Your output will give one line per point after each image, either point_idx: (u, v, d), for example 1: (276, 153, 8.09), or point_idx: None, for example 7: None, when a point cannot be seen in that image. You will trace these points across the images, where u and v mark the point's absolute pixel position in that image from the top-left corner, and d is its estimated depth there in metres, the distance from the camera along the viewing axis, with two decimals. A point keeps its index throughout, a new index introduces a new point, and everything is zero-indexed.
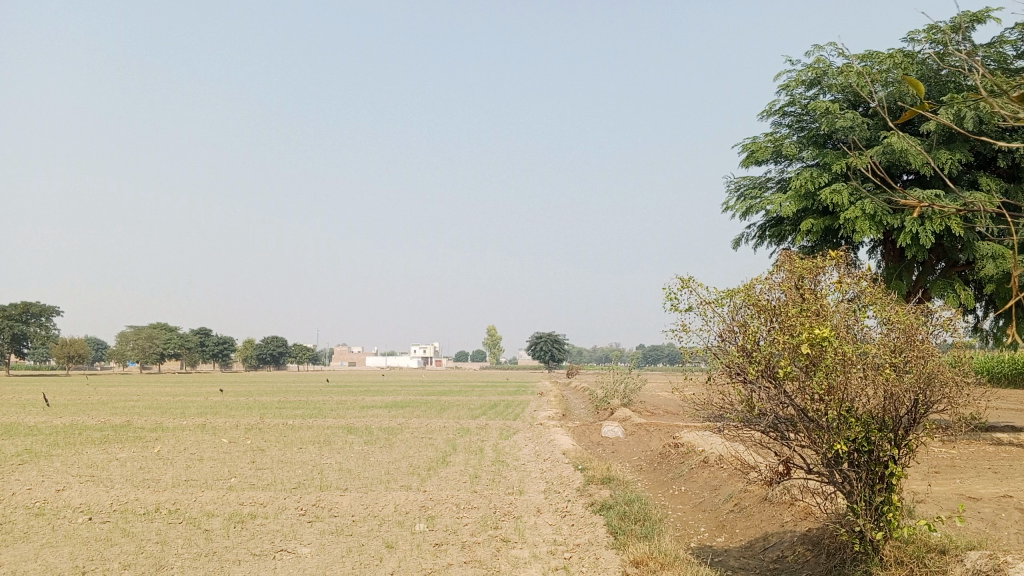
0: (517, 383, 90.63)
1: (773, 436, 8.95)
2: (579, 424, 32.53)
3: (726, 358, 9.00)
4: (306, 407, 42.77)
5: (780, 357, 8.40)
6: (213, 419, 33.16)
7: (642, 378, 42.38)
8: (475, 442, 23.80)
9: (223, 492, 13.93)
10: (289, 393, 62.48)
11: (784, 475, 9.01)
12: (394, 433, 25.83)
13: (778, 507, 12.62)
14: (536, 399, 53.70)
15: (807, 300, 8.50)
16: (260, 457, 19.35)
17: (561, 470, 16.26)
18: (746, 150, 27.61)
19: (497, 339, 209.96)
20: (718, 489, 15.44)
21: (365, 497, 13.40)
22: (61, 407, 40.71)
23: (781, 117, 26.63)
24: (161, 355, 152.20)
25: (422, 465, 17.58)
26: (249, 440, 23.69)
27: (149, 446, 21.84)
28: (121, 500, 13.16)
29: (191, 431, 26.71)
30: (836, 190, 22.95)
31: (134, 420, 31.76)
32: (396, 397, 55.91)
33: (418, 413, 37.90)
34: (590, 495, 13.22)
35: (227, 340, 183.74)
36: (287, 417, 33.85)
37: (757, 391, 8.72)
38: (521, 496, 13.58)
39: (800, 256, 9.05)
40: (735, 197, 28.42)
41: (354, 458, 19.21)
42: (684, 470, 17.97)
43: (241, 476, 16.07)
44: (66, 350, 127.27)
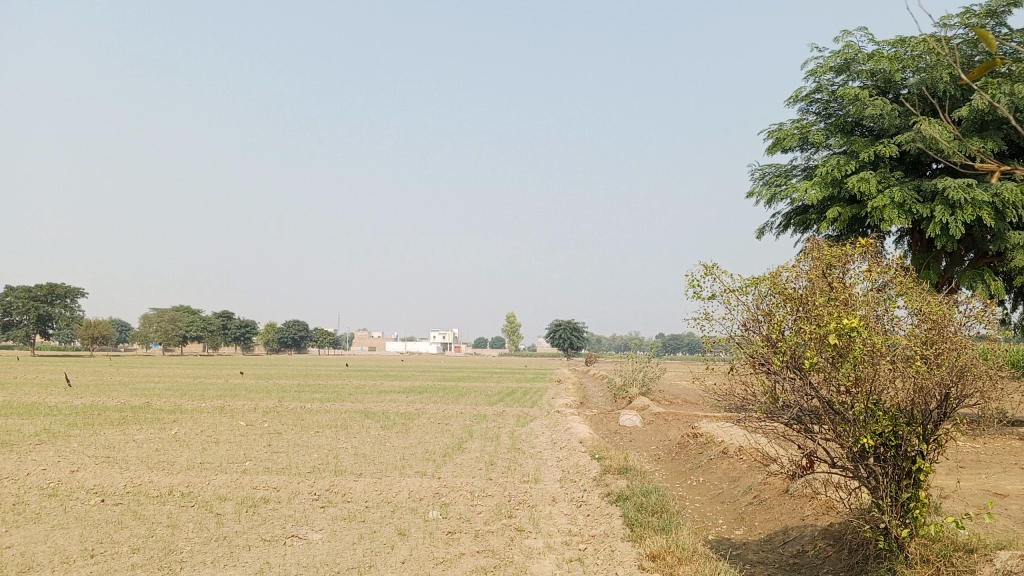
0: (536, 370, 90.64)
1: (797, 428, 8.68)
2: (598, 413, 32.31)
3: (749, 348, 8.77)
4: (324, 391, 42.88)
5: (806, 347, 8.13)
6: (231, 401, 33.29)
7: (661, 367, 42.05)
8: (492, 428, 23.67)
9: (236, 476, 13.86)
10: (309, 376, 62.72)
11: (808, 468, 8.76)
12: (411, 419, 25.76)
13: (799, 500, 12.35)
14: (554, 387, 53.53)
15: (836, 288, 8.21)
16: (276, 441, 19.30)
17: (578, 459, 16.07)
18: (771, 137, 27.16)
19: (516, 325, 209.81)
20: (737, 481, 15.19)
21: (379, 482, 13.28)
22: (83, 387, 41.09)
23: (808, 103, 26.15)
24: (183, 338, 153.54)
25: (437, 451, 17.45)
26: (266, 423, 23.69)
27: (167, 428, 21.90)
28: (135, 482, 13.12)
29: (208, 413, 26.79)
30: (863, 178, 22.53)
31: (153, 402, 31.93)
32: (414, 382, 55.96)
33: (435, 399, 37.88)
34: (607, 484, 13.01)
35: (248, 324, 185.04)
36: (304, 400, 33.90)
37: (782, 382, 8.46)
38: (536, 485, 13.39)
39: (828, 244, 8.77)
40: (759, 185, 28.00)
41: (370, 443, 19.12)
42: (703, 461, 17.73)
43: (256, 459, 16.01)
44: (89, 331, 128.59)
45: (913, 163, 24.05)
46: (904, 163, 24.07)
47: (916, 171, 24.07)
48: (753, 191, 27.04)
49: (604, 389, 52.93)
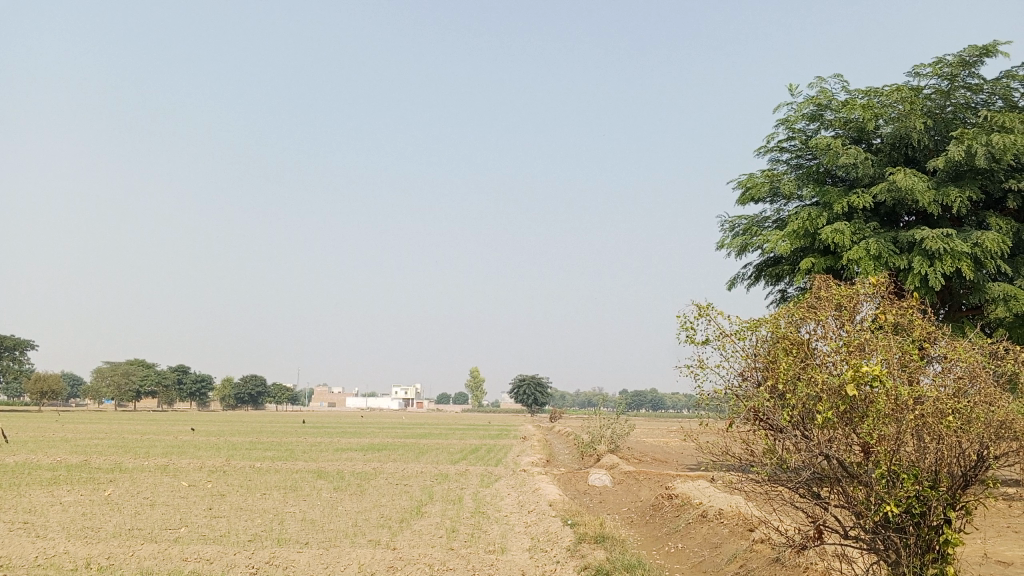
0: (500, 427, 88.49)
1: (805, 493, 7.63)
2: (565, 472, 30.94)
3: (751, 401, 7.83)
4: (278, 448, 40.85)
5: (818, 400, 7.11)
6: (176, 459, 31.27)
7: (629, 424, 40.78)
8: (454, 489, 22.23)
9: (166, 545, 12.32)
10: (262, 433, 60.26)
11: (817, 541, 7.67)
12: (367, 479, 24.21)
13: (794, 571, 11.15)
14: (519, 444, 52.02)
15: (850, 333, 7.27)
16: (218, 504, 17.69)
17: (548, 525, 14.77)
18: (741, 186, 26.71)
19: (481, 381, 207.31)
20: (719, 547, 14.02)
21: (326, 554, 11.82)
22: (18, 444, 38.64)
23: (779, 152, 25.80)
24: (137, 393, 149.29)
25: (394, 517, 15.99)
26: (210, 484, 21.97)
27: (100, 490, 20.10)
28: (48, 553, 11.54)
29: (149, 473, 24.98)
30: (837, 230, 22.00)
31: (92, 460, 29.89)
32: (374, 440, 53.87)
33: (396, 457, 36.17)
34: (582, 556, 11.74)
35: (204, 378, 180.37)
36: (255, 459, 32.09)
37: (789, 441, 7.42)
38: (503, 555, 12.08)
39: (833, 283, 7.96)
40: (730, 235, 27.43)
41: (321, 506, 17.58)
42: (680, 525, 16.52)
43: (192, 525, 14.46)
44: (37, 385, 124.03)
45: (888, 215, 23.64)
46: (879, 215, 23.66)
47: (892, 223, 23.63)
48: (723, 241, 26.45)
49: (570, 446, 51.49)
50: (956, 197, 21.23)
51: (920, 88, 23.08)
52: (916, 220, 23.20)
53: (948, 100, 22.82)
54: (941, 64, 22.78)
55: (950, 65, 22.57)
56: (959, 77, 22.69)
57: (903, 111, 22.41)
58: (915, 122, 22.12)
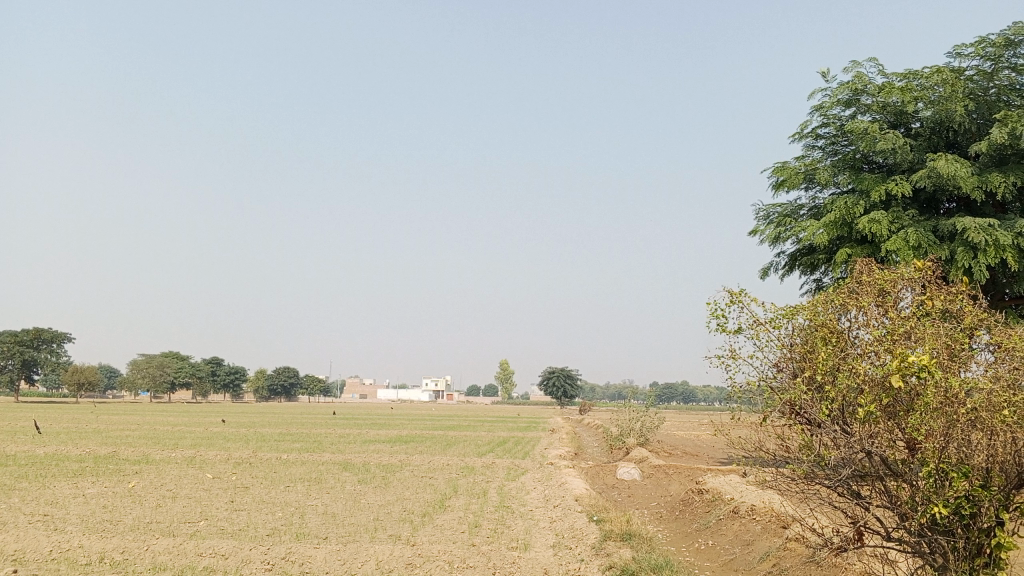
0: (528, 418, 88.08)
1: (846, 492, 7.15)
2: (593, 465, 30.47)
3: (787, 395, 7.37)
4: (306, 440, 40.75)
5: (860, 391, 6.66)
6: (203, 451, 31.26)
7: (659, 416, 40.13)
8: (480, 482, 21.91)
9: (182, 539, 12.05)
10: (291, 425, 60.40)
11: (858, 543, 7.18)
12: (392, 472, 23.95)
13: (830, 571, 10.63)
14: (548, 436, 51.60)
15: (894, 322, 6.78)
16: (240, 497, 17.47)
17: (574, 520, 14.34)
18: (774, 174, 26.03)
19: (510, 373, 207.21)
20: (751, 545, 13.50)
21: (344, 550, 11.49)
22: (49, 434, 38.82)
23: (813, 139, 25.06)
24: (171, 385, 151.21)
25: (416, 511, 15.64)
26: (234, 477, 21.82)
27: (124, 481, 19.99)
28: (62, 547, 11.33)
29: (174, 465, 24.89)
30: (874, 220, 21.28)
31: (120, 451, 29.94)
32: (402, 431, 53.74)
33: (423, 449, 35.91)
34: (607, 555, 11.30)
35: (237, 370, 182.18)
36: (282, 451, 32.01)
37: (828, 436, 6.97)
38: (526, 553, 11.68)
39: (876, 268, 7.48)
40: (763, 224, 26.75)
41: (343, 500, 17.31)
42: (711, 521, 16.00)
43: (211, 518, 14.23)
44: (74, 377, 125.94)
45: (928, 202, 22.84)
46: (919, 202, 22.88)
47: (932, 210, 22.84)
48: (757, 230, 25.78)
49: (599, 439, 50.96)
50: (999, 182, 20.40)
51: (961, 69, 22.24)
52: (957, 207, 22.39)
53: (991, 82, 21.94)
54: (984, 44, 21.91)
55: (993, 44, 21.69)
56: (1003, 57, 21.80)
57: (943, 94, 21.59)
58: (956, 105, 21.28)
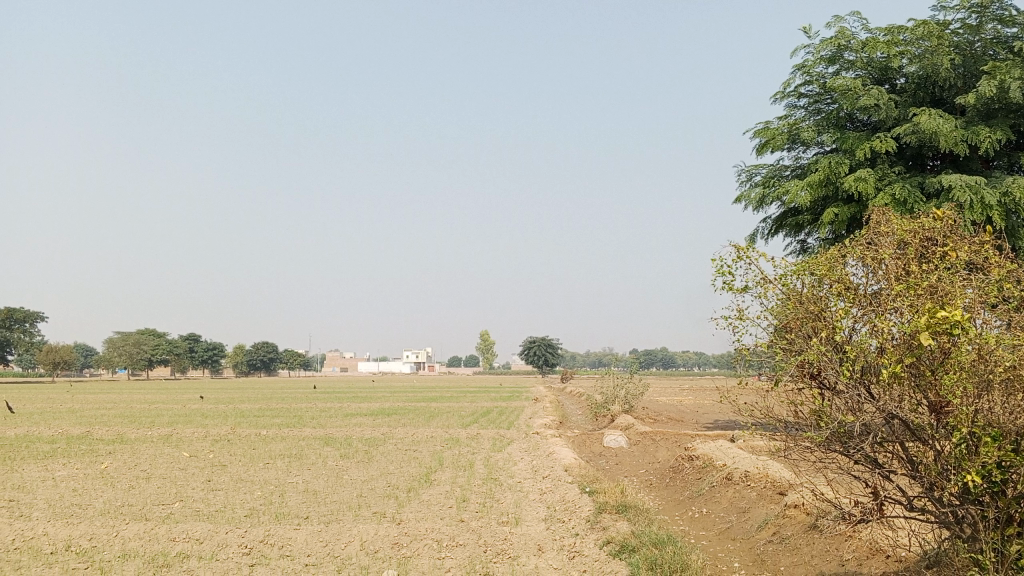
0: (511, 388, 87.87)
1: (866, 460, 6.61)
2: (579, 433, 30.04)
3: (799, 357, 6.81)
4: (287, 415, 40.03)
5: (885, 351, 6.11)
6: (181, 429, 30.49)
7: (644, 383, 39.77)
8: (465, 454, 21.36)
9: (153, 523, 11.40)
10: (272, 400, 59.75)
11: (879, 514, 6.66)
12: (376, 446, 23.37)
13: (834, 540, 10.17)
14: (532, 405, 51.19)
15: (916, 275, 6.21)
16: (218, 476, 16.84)
17: (565, 493, 13.82)
18: (758, 136, 25.45)
19: (491, 344, 207.00)
20: (747, 512, 13.07)
21: (325, 531, 10.90)
22: (22, 415, 37.78)
23: (797, 97, 24.46)
24: (150, 362, 149.59)
25: (401, 486, 15.09)
26: (212, 455, 21.15)
27: (97, 462, 19.27)
28: (24, 536, 10.65)
29: (150, 444, 24.17)
30: (860, 177, 20.76)
31: (95, 431, 29.10)
32: (384, 403, 53.12)
33: (406, 421, 35.30)
34: (603, 529, 10.79)
35: (216, 345, 180.58)
36: (261, 427, 31.30)
37: (847, 400, 6.43)
38: (517, 528, 11.15)
39: (891, 219, 6.91)
40: (748, 187, 26.19)
41: (325, 476, 16.72)
42: (703, 489, 15.57)
43: (187, 500, 13.59)
44: (51, 356, 124.22)
45: (915, 158, 22.37)
46: (905, 158, 22.39)
47: (918, 166, 22.37)
48: (741, 194, 25.23)
49: (583, 407, 50.72)
50: (986, 136, 19.86)
51: (946, 22, 21.63)
52: (944, 162, 21.90)
53: (977, 35, 21.34)
54: None
55: None
56: (990, 8, 21.17)
57: (930, 48, 20.96)
58: (942, 58, 20.69)
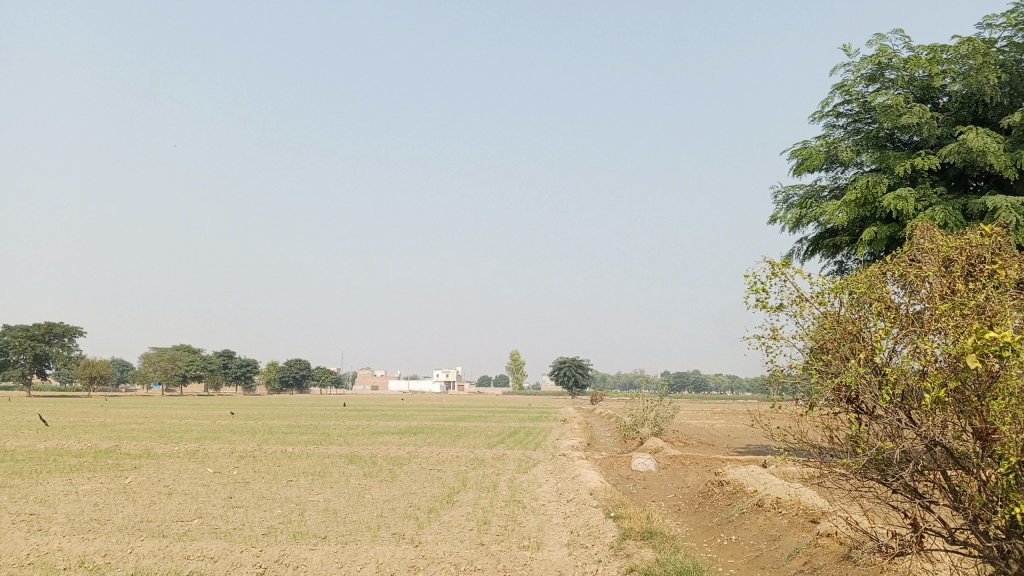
0: (539, 408, 87.32)
1: (908, 488, 6.24)
2: (607, 456, 29.61)
3: (835, 379, 6.49)
4: (313, 432, 40.00)
5: (928, 374, 5.78)
6: (207, 444, 30.52)
7: (673, 405, 39.17)
8: (489, 475, 21.06)
9: (170, 540, 11.25)
10: (300, 417, 59.83)
11: (918, 547, 6.29)
12: (400, 465, 23.15)
13: (868, 571, 9.72)
14: (560, 426, 50.66)
15: (963, 293, 5.88)
16: (239, 493, 16.71)
17: (589, 517, 13.48)
18: (795, 156, 25.04)
19: (521, 364, 206.50)
20: (778, 540, 12.63)
21: (343, 551, 10.66)
22: (53, 429, 38.14)
23: (835, 117, 24.04)
24: (183, 377, 151.15)
25: (422, 507, 14.84)
26: (235, 471, 21.05)
27: (121, 477, 19.24)
28: (40, 550, 10.54)
29: (175, 459, 24.16)
30: (900, 196, 20.28)
31: (123, 445, 29.22)
32: (410, 422, 52.96)
33: (432, 440, 35.07)
34: (627, 556, 10.44)
35: (248, 362, 182.10)
36: (287, 443, 31.23)
37: (888, 425, 6.09)
38: (538, 553, 10.83)
39: (937, 235, 6.60)
40: (783, 207, 25.75)
41: (346, 495, 16.52)
42: (733, 515, 15.13)
43: (206, 517, 13.44)
44: (86, 370, 126.03)
45: (956, 179, 21.83)
46: (947, 179, 21.86)
47: (960, 187, 21.83)
48: (777, 214, 24.80)
49: (611, 429, 50.14)
50: None
51: (991, 40, 21.15)
52: (988, 183, 21.34)
53: (1023, 54, 20.82)
54: (1015, 13, 20.78)
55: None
56: None
57: (974, 66, 20.48)
58: (987, 77, 20.21)
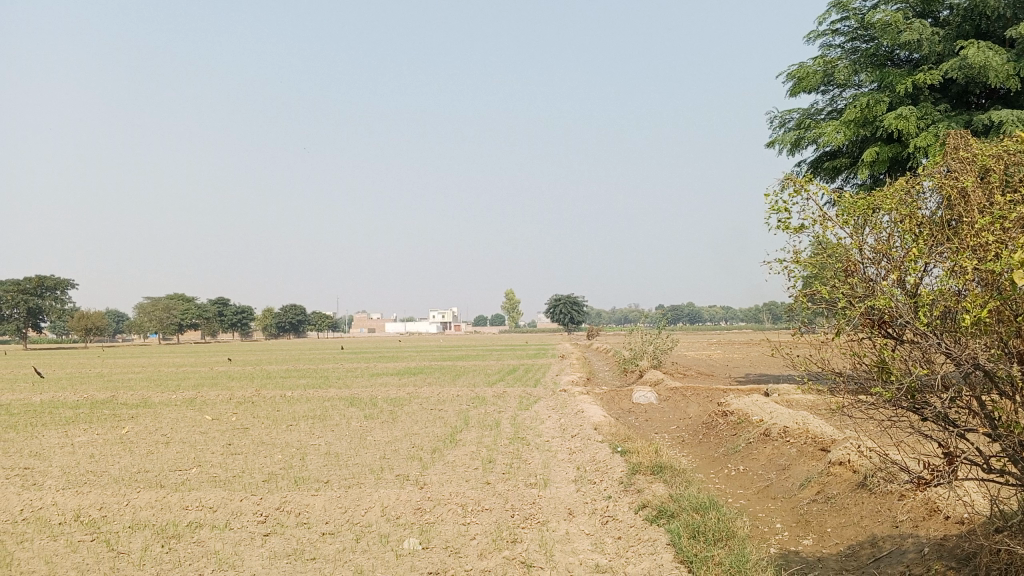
0: (537, 346, 87.57)
1: (942, 415, 5.87)
2: (608, 390, 29.50)
3: (864, 303, 6.03)
4: (312, 376, 39.79)
5: (968, 295, 5.33)
6: (206, 391, 30.26)
7: (673, 338, 38.97)
8: (491, 414, 20.85)
9: (168, 491, 10.94)
10: (298, 361, 59.65)
11: (953, 479, 5.92)
12: (401, 406, 22.92)
13: (885, 499, 9.45)
14: (559, 363, 50.56)
15: (1003, 205, 5.41)
16: (239, 439, 16.44)
17: (595, 452, 13.22)
18: (792, 77, 24.30)
19: (517, 303, 206.93)
20: (788, 470, 12.40)
21: (345, 496, 10.38)
22: (50, 382, 37.82)
23: (832, 36, 23.24)
24: (180, 325, 151.24)
25: (424, 447, 14.60)
26: (234, 417, 20.79)
27: (118, 427, 18.98)
28: (33, 506, 10.22)
29: (173, 407, 23.88)
30: (901, 115, 19.68)
31: (120, 395, 28.96)
32: (409, 364, 52.90)
33: (432, 381, 34.89)
34: (637, 491, 10.16)
35: (244, 308, 181.94)
36: (285, 388, 31.01)
37: (923, 350, 5.69)
38: (546, 491, 10.57)
39: (970, 142, 6.09)
40: (780, 131, 25.12)
41: (348, 438, 16.25)
42: (739, 445, 14.92)
43: (204, 466, 13.15)
44: (82, 322, 125.54)
45: (959, 96, 21.17)
46: (949, 96, 21.22)
47: (963, 105, 21.20)
48: (774, 138, 24.19)
49: (611, 364, 50.13)
50: None
51: None
52: (991, 99, 20.71)
53: None
54: None
55: None
56: None
57: None
58: None
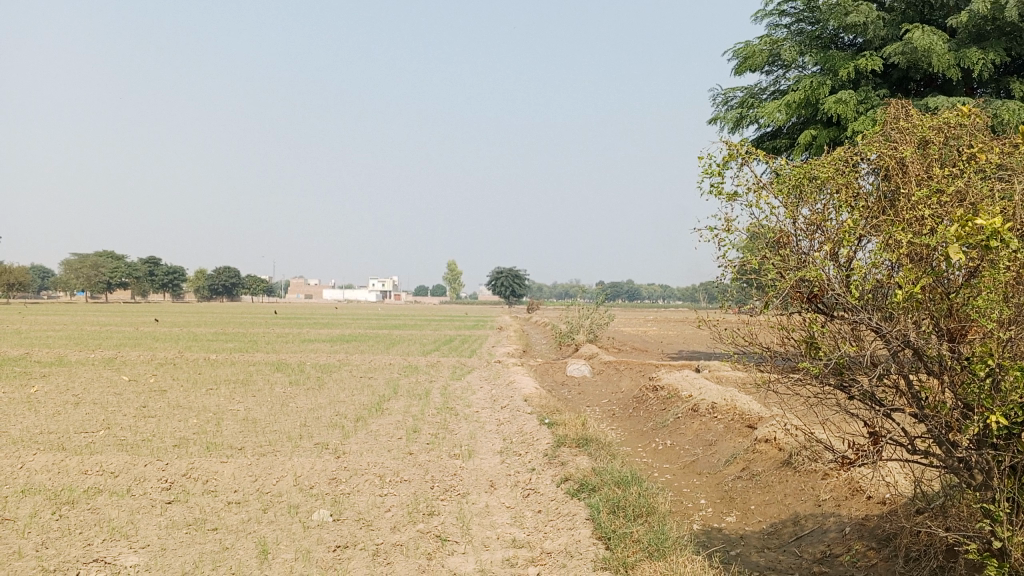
0: (475, 318, 87.23)
1: (869, 394, 5.70)
2: (542, 362, 29.33)
3: (797, 276, 5.80)
4: (241, 339, 38.74)
5: (901, 270, 5.13)
6: (127, 352, 29.13)
7: (609, 313, 39.01)
8: (422, 383, 20.45)
9: (68, 454, 10.30)
10: (230, 325, 58.18)
11: (877, 459, 5.79)
12: (329, 373, 22.36)
13: (807, 477, 9.38)
14: (496, 335, 50.35)
15: (941, 177, 5.21)
16: (154, 402, 15.73)
17: (523, 424, 12.95)
18: (737, 55, 24.17)
19: (458, 274, 206.16)
20: (714, 446, 12.32)
21: (258, 463, 9.91)
22: None
23: (779, 15, 23.14)
24: (109, 284, 146.70)
25: (348, 415, 14.14)
26: (153, 379, 19.96)
27: (26, 386, 18.02)
28: None
29: (89, 367, 22.85)
30: (842, 98, 19.71)
31: (35, 353, 27.69)
32: (344, 331, 52.03)
33: (365, 348, 34.29)
34: (561, 464, 9.92)
35: (177, 269, 177.38)
36: (211, 351, 30.05)
37: (853, 327, 5.49)
38: (469, 462, 10.26)
39: (911, 113, 5.88)
40: (724, 108, 25.03)
41: (269, 404, 15.70)
42: (667, 420, 14.84)
43: (112, 428, 12.48)
44: (3, 277, 120.60)
45: (899, 82, 21.33)
46: (889, 81, 21.37)
47: (902, 91, 21.37)
48: (717, 115, 24.13)
49: (548, 337, 50.07)
50: (978, 57, 18.80)
51: None
52: (929, 86, 20.93)
53: None
54: None
55: None
56: None
57: None
58: None
